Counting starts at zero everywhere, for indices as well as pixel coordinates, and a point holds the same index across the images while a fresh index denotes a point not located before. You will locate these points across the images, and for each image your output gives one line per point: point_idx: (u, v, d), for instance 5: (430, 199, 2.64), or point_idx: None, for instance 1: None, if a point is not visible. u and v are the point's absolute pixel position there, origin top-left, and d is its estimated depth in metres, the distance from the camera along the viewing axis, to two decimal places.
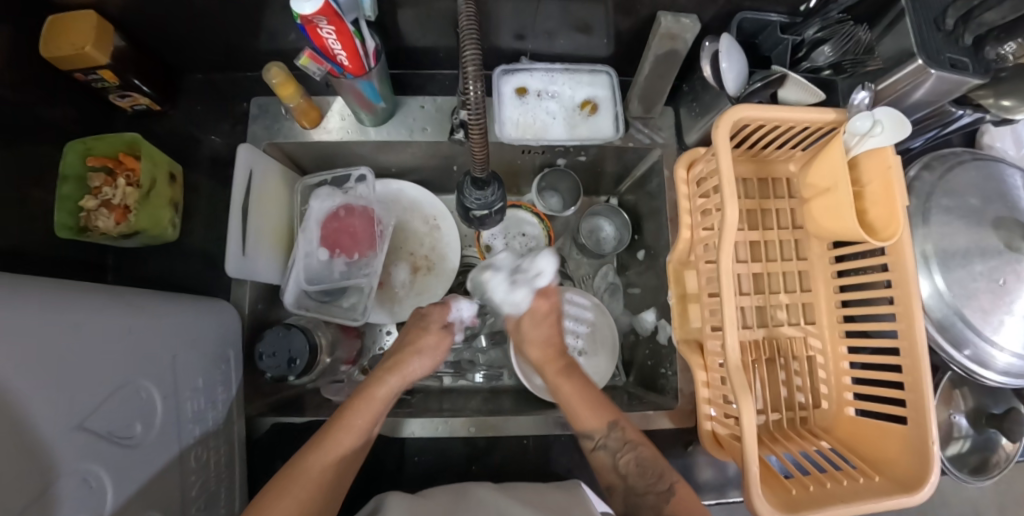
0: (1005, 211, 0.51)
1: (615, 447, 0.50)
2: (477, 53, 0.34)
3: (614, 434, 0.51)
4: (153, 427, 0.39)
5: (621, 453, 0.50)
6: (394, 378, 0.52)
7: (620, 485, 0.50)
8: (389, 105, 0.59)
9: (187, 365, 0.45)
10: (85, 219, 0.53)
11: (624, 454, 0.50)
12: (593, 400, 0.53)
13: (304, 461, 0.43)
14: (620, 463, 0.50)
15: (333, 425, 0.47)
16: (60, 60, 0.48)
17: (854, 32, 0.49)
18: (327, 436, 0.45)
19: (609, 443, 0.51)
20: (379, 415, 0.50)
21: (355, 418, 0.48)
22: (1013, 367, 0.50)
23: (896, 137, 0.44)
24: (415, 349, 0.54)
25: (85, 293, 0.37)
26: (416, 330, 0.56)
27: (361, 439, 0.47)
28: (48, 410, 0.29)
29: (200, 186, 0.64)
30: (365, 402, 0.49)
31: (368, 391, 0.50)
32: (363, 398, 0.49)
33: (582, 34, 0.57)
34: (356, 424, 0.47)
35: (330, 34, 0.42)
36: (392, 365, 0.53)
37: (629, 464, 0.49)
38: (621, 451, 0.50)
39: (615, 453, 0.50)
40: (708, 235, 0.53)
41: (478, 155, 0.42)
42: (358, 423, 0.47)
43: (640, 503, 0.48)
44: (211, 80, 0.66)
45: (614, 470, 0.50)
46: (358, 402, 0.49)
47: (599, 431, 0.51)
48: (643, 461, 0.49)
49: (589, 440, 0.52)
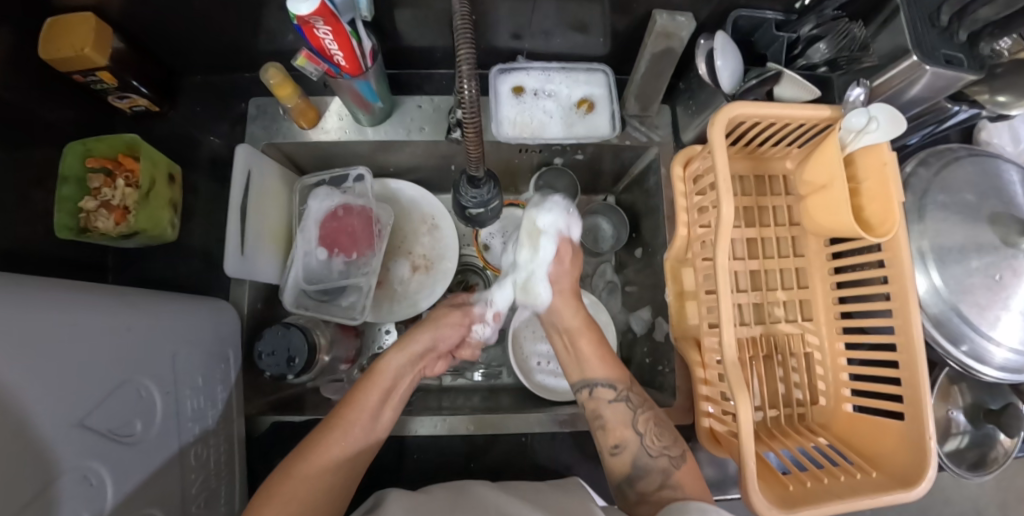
0: (1001, 207, 0.51)
1: (635, 402, 0.51)
2: (471, 52, 0.34)
3: (635, 391, 0.53)
4: (153, 425, 0.39)
5: (642, 410, 0.51)
6: (396, 353, 0.54)
7: (632, 443, 0.49)
8: (386, 104, 0.59)
9: (187, 364, 0.45)
10: (85, 220, 0.54)
11: (642, 411, 0.51)
12: (607, 352, 0.55)
13: (311, 441, 0.44)
14: (640, 422, 0.50)
15: (341, 407, 0.48)
16: (59, 62, 0.49)
17: (850, 29, 0.49)
18: (334, 416, 0.47)
19: (629, 396, 0.52)
20: (387, 393, 0.51)
21: (362, 396, 0.49)
22: (1010, 363, 0.50)
23: (891, 134, 0.45)
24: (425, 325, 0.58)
25: (84, 293, 0.37)
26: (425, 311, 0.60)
27: (369, 415, 0.48)
28: (49, 408, 0.29)
29: (200, 187, 0.65)
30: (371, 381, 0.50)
31: (373, 371, 0.52)
32: (370, 377, 0.51)
33: (579, 32, 0.57)
34: (363, 401, 0.48)
35: (327, 35, 0.42)
36: (398, 343, 0.55)
37: (649, 423, 0.50)
38: (641, 408, 0.51)
39: (636, 409, 0.51)
40: (705, 232, 0.54)
41: (474, 154, 0.42)
42: (362, 400, 0.48)
43: (651, 463, 0.47)
44: (210, 81, 0.66)
45: (629, 427, 0.50)
46: (364, 382, 0.50)
47: (622, 382, 0.53)
48: (660, 424, 0.50)
49: (608, 391, 0.52)
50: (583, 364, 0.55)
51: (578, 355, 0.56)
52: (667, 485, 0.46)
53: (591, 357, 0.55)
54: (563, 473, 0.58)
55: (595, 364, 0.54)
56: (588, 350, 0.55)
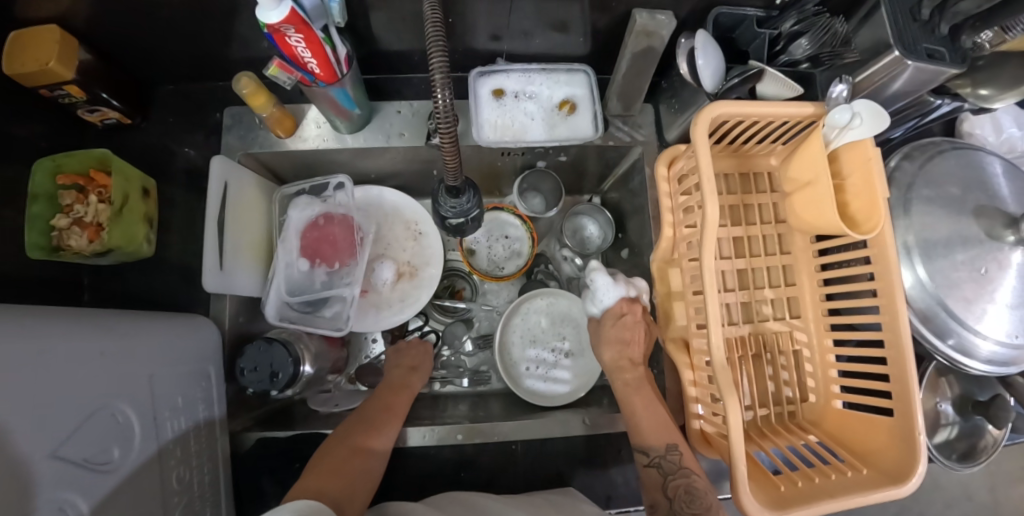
0: (985, 199, 0.51)
1: (668, 468, 0.49)
2: (443, 59, 0.33)
3: (671, 456, 0.49)
4: (131, 451, 0.38)
5: (675, 477, 0.48)
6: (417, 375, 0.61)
7: (664, 506, 0.47)
8: (365, 111, 0.58)
9: (165, 384, 0.44)
10: (57, 238, 0.52)
11: (676, 477, 0.48)
12: (665, 420, 0.52)
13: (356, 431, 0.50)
14: (670, 485, 0.48)
15: (375, 406, 0.55)
16: (23, 77, 0.47)
17: (831, 24, 0.48)
18: (373, 413, 0.53)
19: (663, 463, 0.49)
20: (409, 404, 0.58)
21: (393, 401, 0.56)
22: (997, 355, 0.50)
23: (875, 129, 0.44)
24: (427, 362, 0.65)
25: (53, 318, 0.36)
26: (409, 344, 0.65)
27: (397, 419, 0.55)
28: (21, 441, 0.28)
29: (176, 200, 0.63)
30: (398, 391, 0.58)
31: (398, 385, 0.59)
32: (395, 388, 0.58)
33: (559, 32, 0.56)
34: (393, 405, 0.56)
35: (299, 42, 0.41)
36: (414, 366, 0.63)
37: (679, 489, 0.47)
38: (675, 474, 0.48)
39: (669, 475, 0.48)
40: (690, 232, 0.53)
41: (451, 163, 0.41)
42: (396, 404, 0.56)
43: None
44: (182, 91, 0.65)
45: (661, 490, 0.48)
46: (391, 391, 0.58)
47: (656, 449, 0.50)
48: (693, 490, 0.47)
49: (644, 455, 0.50)
50: (634, 430, 0.52)
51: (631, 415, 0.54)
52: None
53: (644, 423, 0.52)
54: (556, 481, 0.57)
55: (645, 429, 0.51)
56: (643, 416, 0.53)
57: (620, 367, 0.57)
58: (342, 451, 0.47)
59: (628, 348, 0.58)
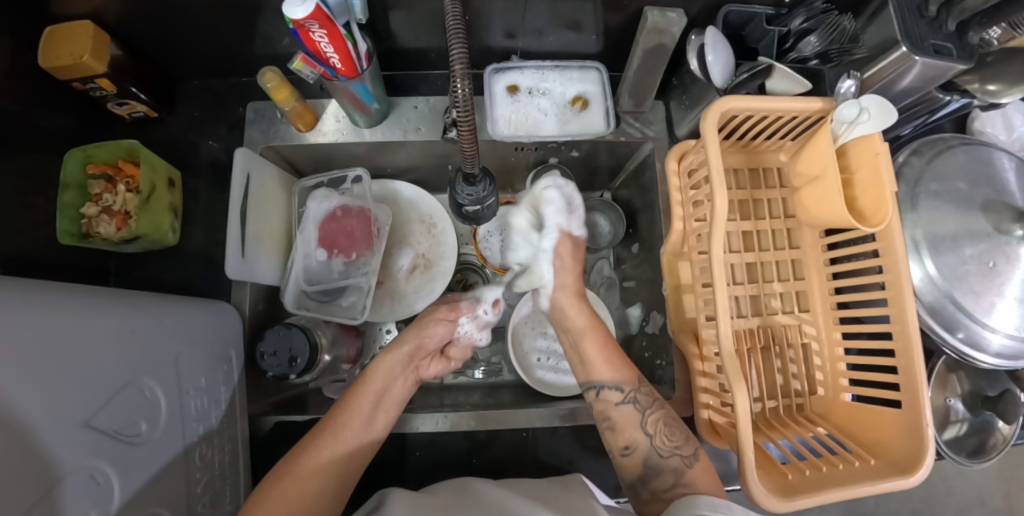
0: (993, 194, 0.52)
1: (644, 403, 0.50)
2: (463, 51, 0.35)
3: (644, 391, 0.51)
4: (157, 426, 0.40)
5: (651, 411, 0.50)
6: (388, 359, 0.54)
7: (643, 445, 0.48)
8: (383, 105, 0.60)
9: (190, 364, 0.45)
10: (87, 226, 0.54)
11: (652, 411, 0.49)
12: (613, 355, 0.54)
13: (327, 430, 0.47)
14: (649, 420, 0.49)
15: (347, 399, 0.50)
16: (59, 70, 0.49)
17: (839, 22, 0.49)
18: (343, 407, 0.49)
19: (637, 397, 0.51)
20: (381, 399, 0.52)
21: (368, 389, 0.51)
22: (1006, 349, 0.50)
23: (883, 124, 0.45)
24: (415, 332, 0.57)
25: (87, 296, 0.37)
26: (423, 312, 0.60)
27: (359, 423, 0.49)
28: (57, 408, 0.30)
29: (199, 191, 0.65)
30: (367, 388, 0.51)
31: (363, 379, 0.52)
32: (359, 384, 0.52)
33: (572, 30, 0.58)
34: (353, 407, 0.49)
35: (322, 38, 0.43)
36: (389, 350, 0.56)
37: (658, 423, 0.49)
38: (650, 408, 0.50)
39: (645, 409, 0.50)
40: (700, 225, 0.54)
41: (468, 152, 0.42)
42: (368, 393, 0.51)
43: (663, 463, 0.46)
44: (208, 87, 0.67)
45: (638, 428, 0.49)
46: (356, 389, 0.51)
47: (629, 385, 0.51)
48: (671, 423, 0.49)
49: (617, 393, 0.51)
50: (589, 367, 0.54)
51: (584, 359, 0.56)
52: (680, 483, 0.45)
53: (597, 361, 0.54)
54: (564, 468, 0.58)
55: (601, 368, 0.53)
56: (594, 353, 0.55)
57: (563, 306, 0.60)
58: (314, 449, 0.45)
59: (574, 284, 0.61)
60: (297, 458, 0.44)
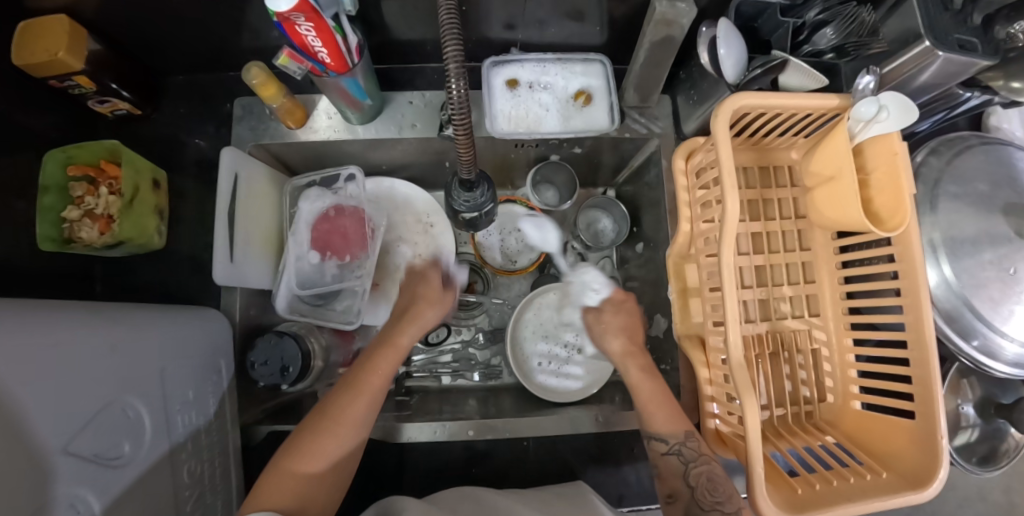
0: (1014, 196, 0.49)
1: (689, 455, 0.47)
2: (459, 48, 0.32)
3: (691, 444, 0.48)
4: (141, 445, 0.38)
5: (697, 464, 0.47)
6: (411, 327, 0.53)
7: (685, 496, 0.46)
8: (376, 101, 0.57)
9: (176, 377, 0.43)
10: (69, 230, 0.52)
11: (697, 466, 0.47)
12: (665, 400, 0.52)
13: (337, 401, 0.46)
14: (692, 473, 0.46)
15: (360, 370, 0.49)
16: (34, 67, 0.47)
17: (858, 13, 0.46)
18: (356, 378, 0.48)
19: (683, 450, 0.48)
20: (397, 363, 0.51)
21: (379, 363, 0.50)
22: (1022, 357, 0.49)
23: (903, 122, 0.43)
24: (428, 302, 0.57)
25: (63, 311, 0.35)
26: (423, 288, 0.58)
27: (386, 383, 0.49)
28: (33, 435, 0.28)
29: (186, 191, 0.63)
30: (385, 349, 0.51)
31: (390, 338, 0.52)
32: (385, 345, 0.52)
33: (574, 21, 0.55)
34: (380, 368, 0.49)
35: (309, 31, 0.40)
36: (409, 316, 0.54)
37: (701, 477, 0.46)
38: (695, 461, 0.47)
39: (688, 462, 0.47)
40: (708, 227, 0.52)
41: (465, 157, 0.39)
42: (382, 366, 0.49)
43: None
44: (193, 81, 0.64)
45: (682, 479, 0.46)
46: (377, 352, 0.51)
47: (675, 437, 0.49)
48: (715, 476, 0.46)
49: (661, 443, 0.49)
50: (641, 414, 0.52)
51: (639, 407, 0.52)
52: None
53: (648, 406, 0.52)
54: (566, 476, 0.57)
55: (653, 412, 0.51)
56: (646, 398, 0.52)
57: (629, 353, 0.57)
58: (320, 421, 0.45)
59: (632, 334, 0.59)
60: (330, 419, 0.44)
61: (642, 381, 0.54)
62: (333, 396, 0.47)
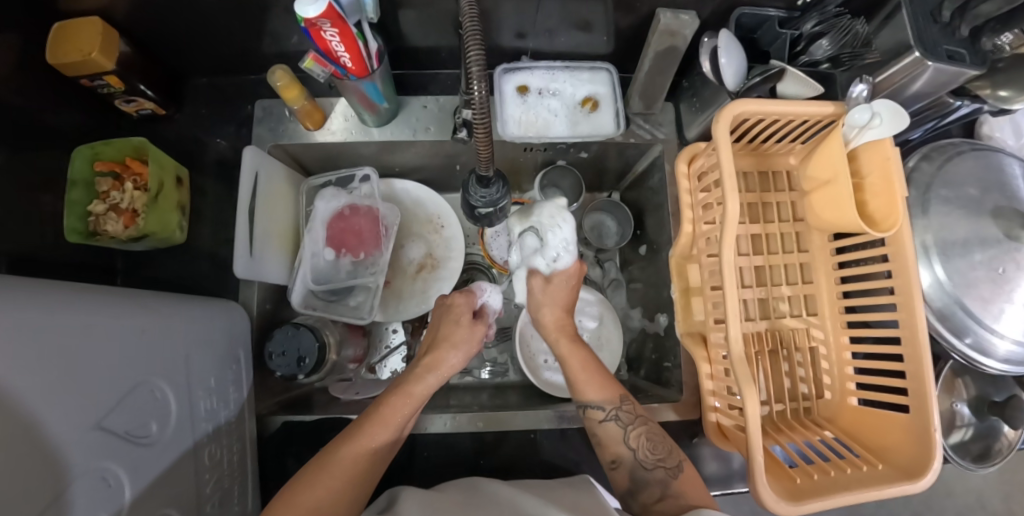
0: (1003, 200, 0.52)
1: (627, 420, 0.49)
2: (480, 53, 0.35)
3: (625, 406, 0.50)
4: (168, 426, 0.39)
5: (635, 426, 0.49)
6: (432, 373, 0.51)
7: (629, 458, 0.48)
8: (391, 105, 0.60)
9: (200, 364, 0.45)
10: (94, 223, 0.54)
11: (634, 427, 0.49)
12: (603, 374, 0.53)
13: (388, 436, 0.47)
14: (632, 436, 0.49)
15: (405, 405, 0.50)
16: (66, 66, 0.49)
17: (852, 25, 0.49)
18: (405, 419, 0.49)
19: (620, 415, 0.50)
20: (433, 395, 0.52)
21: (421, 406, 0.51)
22: (1013, 354, 0.51)
23: (896, 127, 0.45)
24: (450, 343, 0.53)
25: (97, 296, 0.37)
26: (451, 322, 0.55)
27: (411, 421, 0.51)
28: (69, 408, 0.30)
29: (206, 189, 0.65)
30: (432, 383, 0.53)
31: (407, 387, 0.49)
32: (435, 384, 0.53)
33: (582, 31, 0.57)
34: (394, 417, 0.47)
35: (334, 36, 0.43)
36: (430, 361, 0.52)
37: (640, 438, 0.48)
38: (633, 424, 0.49)
39: (627, 425, 0.49)
40: (709, 228, 0.54)
41: (483, 154, 0.42)
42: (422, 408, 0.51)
43: (647, 475, 0.47)
44: (215, 84, 0.66)
45: (621, 443, 0.49)
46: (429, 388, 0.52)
47: (610, 402, 0.51)
48: (654, 436, 0.48)
49: (599, 411, 0.51)
50: (578, 387, 0.53)
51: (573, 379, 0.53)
52: (668, 495, 0.45)
53: (585, 379, 0.53)
54: (571, 470, 0.58)
55: (589, 386, 0.52)
56: (578, 368, 0.54)
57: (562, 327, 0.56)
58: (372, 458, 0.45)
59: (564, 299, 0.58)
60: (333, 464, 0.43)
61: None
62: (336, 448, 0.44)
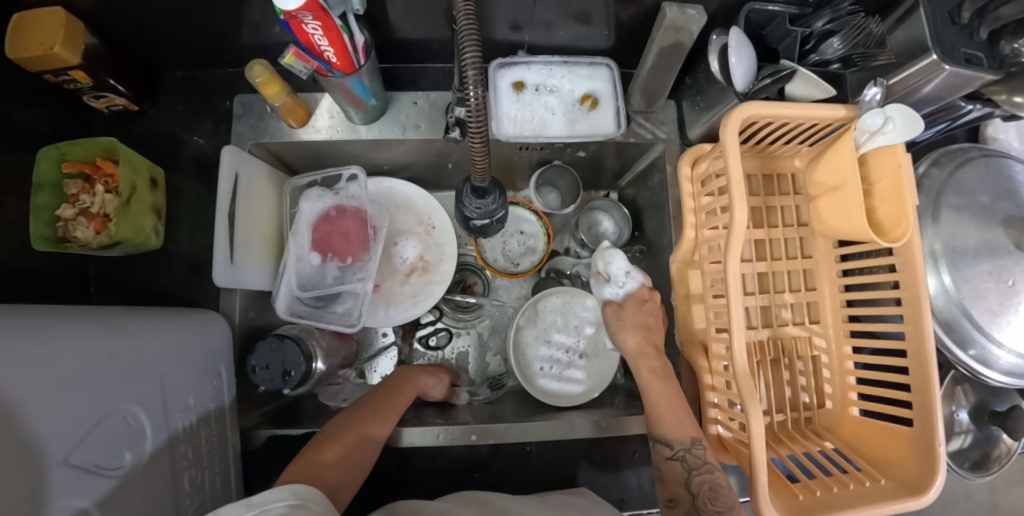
0: (1014, 209, 0.50)
1: (694, 463, 0.47)
2: (477, 55, 0.32)
3: (696, 451, 0.47)
4: (143, 454, 0.37)
5: (699, 473, 0.46)
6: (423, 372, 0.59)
7: (687, 502, 0.46)
8: (380, 101, 0.56)
9: (177, 383, 0.43)
10: (63, 230, 0.51)
11: (699, 473, 0.46)
12: (681, 406, 0.51)
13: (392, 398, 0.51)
14: (693, 480, 0.46)
15: (400, 380, 0.55)
16: (26, 61, 0.45)
17: (865, 24, 0.46)
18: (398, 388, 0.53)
19: (688, 457, 0.47)
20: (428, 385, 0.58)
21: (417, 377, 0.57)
22: (1017, 367, 0.50)
23: (909, 133, 0.43)
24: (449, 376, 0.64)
25: (61, 319, 0.34)
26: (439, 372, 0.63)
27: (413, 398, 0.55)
28: (33, 448, 0.27)
29: (185, 190, 0.61)
30: (425, 369, 0.59)
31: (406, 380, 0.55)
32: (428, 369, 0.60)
33: (582, 24, 0.54)
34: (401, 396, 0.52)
35: (316, 30, 0.39)
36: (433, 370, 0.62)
37: (703, 486, 0.46)
38: (699, 470, 0.47)
39: (692, 469, 0.47)
40: (713, 235, 0.52)
41: (479, 163, 0.39)
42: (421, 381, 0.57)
43: None
44: (191, 77, 0.62)
45: (683, 485, 0.47)
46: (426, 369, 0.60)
47: (680, 442, 0.48)
48: (718, 487, 0.45)
49: (666, 448, 0.49)
50: (653, 418, 0.51)
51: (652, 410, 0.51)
52: None
53: (663, 412, 0.50)
54: (569, 482, 0.57)
55: (665, 416, 0.50)
56: (659, 407, 0.51)
57: (645, 354, 0.56)
58: (385, 410, 0.49)
59: (652, 334, 0.57)
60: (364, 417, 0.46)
61: (655, 381, 0.53)
62: (354, 412, 0.47)
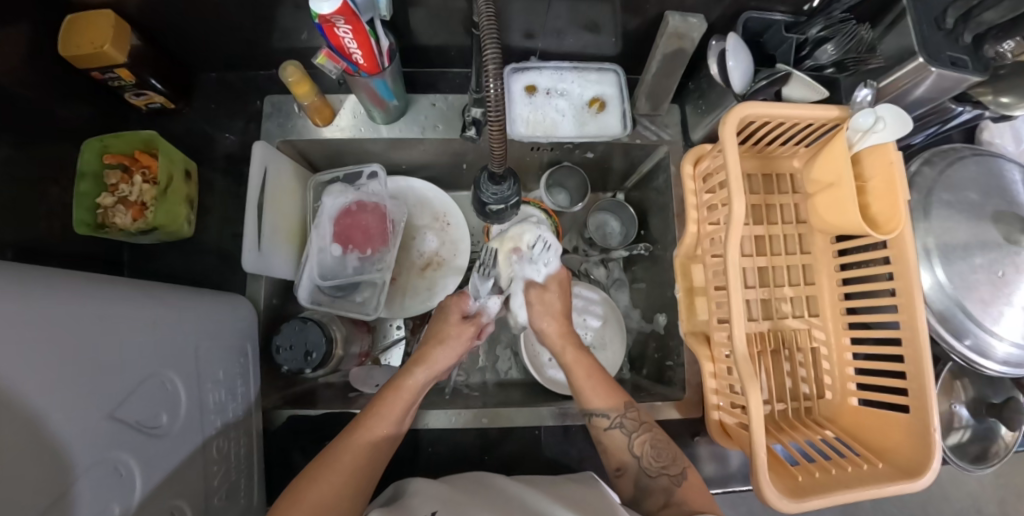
0: (1003, 206, 0.53)
1: (632, 427, 0.51)
2: (497, 52, 0.35)
3: (630, 414, 0.52)
4: (178, 418, 0.40)
5: (638, 433, 0.51)
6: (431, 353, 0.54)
7: (633, 465, 0.50)
8: (400, 102, 0.60)
9: (209, 356, 0.45)
10: (102, 216, 0.54)
11: (639, 435, 0.50)
12: (607, 381, 0.54)
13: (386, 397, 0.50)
14: (636, 443, 0.50)
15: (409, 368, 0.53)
16: (77, 59, 0.49)
17: (857, 32, 0.50)
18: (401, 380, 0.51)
19: (625, 423, 0.51)
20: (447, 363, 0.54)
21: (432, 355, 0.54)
22: (1012, 356, 0.51)
23: (897, 133, 0.46)
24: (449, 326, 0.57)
25: (110, 288, 0.37)
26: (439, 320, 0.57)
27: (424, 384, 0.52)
28: (82, 398, 0.30)
29: (215, 183, 0.65)
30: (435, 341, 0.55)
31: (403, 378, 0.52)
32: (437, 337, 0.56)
33: (590, 32, 0.58)
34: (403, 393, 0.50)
35: (347, 34, 0.43)
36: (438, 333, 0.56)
37: (644, 445, 0.50)
38: (637, 431, 0.51)
39: (631, 433, 0.51)
40: (714, 229, 0.55)
41: (497, 151, 0.42)
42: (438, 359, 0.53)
43: (652, 483, 0.48)
44: (224, 79, 0.67)
45: (627, 451, 0.50)
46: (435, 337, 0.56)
47: (615, 410, 0.52)
48: (658, 445, 0.50)
49: (605, 419, 0.52)
50: (582, 393, 0.54)
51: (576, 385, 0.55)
52: (671, 503, 0.46)
53: (588, 385, 0.54)
54: (575, 467, 0.59)
55: (594, 392, 0.53)
56: (582, 379, 0.54)
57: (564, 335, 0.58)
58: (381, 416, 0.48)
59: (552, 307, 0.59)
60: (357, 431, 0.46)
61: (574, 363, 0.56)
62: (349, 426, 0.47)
